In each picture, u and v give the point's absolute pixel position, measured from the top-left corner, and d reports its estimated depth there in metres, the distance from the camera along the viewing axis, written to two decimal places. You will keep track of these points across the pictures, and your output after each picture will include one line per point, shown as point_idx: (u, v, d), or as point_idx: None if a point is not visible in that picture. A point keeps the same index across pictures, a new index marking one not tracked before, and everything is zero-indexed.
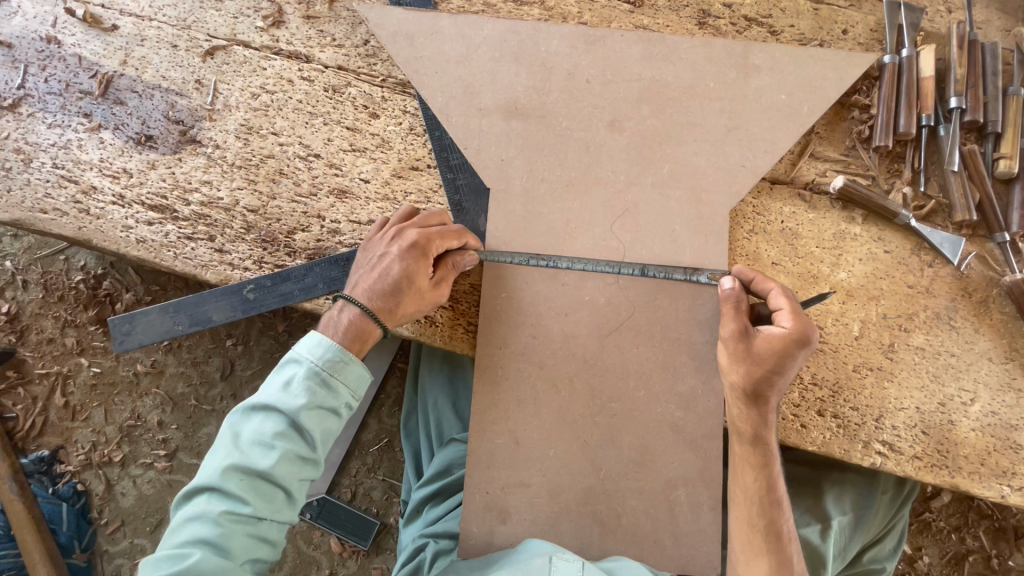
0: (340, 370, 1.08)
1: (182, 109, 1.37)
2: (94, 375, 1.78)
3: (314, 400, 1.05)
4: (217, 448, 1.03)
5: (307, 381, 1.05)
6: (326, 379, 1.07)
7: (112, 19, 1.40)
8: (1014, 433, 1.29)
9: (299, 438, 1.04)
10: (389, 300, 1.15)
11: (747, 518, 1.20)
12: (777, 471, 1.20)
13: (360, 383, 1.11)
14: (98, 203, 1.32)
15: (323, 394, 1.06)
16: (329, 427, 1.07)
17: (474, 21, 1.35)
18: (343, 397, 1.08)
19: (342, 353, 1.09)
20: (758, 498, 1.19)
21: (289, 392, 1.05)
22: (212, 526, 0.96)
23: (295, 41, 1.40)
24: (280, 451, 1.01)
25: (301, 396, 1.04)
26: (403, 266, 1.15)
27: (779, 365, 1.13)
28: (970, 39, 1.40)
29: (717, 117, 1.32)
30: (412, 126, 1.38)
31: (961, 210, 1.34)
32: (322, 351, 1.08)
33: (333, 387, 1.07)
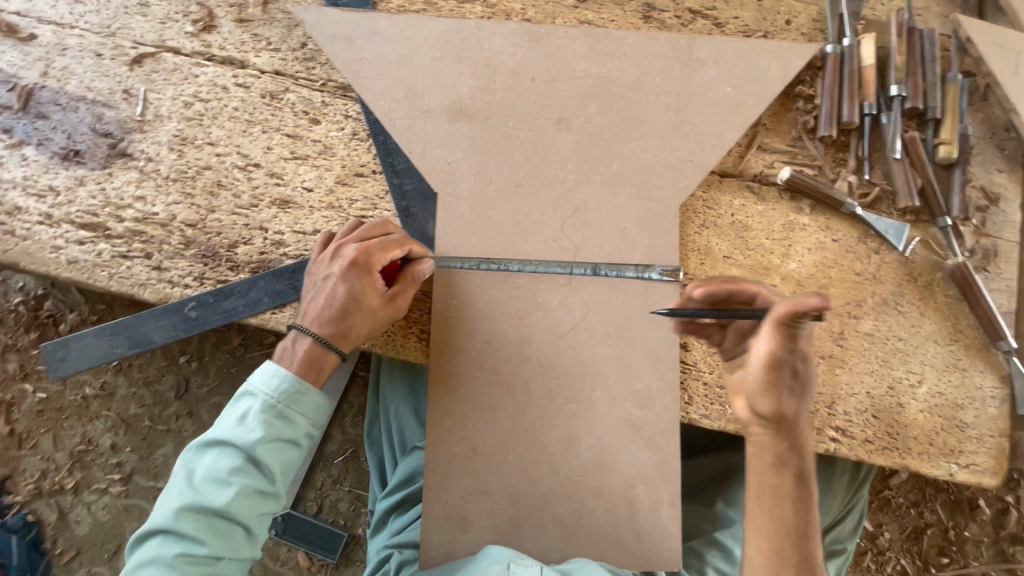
0: (298, 401, 1.06)
1: (111, 121, 1.30)
2: (40, 401, 1.70)
3: (271, 433, 1.02)
4: (171, 488, 1.00)
5: (262, 414, 1.03)
6: (283, 410, 1.05)
7: (30, 28, 1.32)
8: (959, 412, 1.33)
9: (257, 474, 1.01)
10: (340, 324, 1.12)
11: None
12: None
13: (320, 411, 1.09)
14: (23, 224, 1.25)
15: (280, 426, 1.04)
16: (288, 459, 1.04)
17: (415, 21, 1.32)
18: (301, 427, 1.06)
19: (298, 382, 1.07)
20: None
21: (245, 426, 1.02)
22: (167, 570, 0.93)
23: (229, 46, 1.35)
24: (237, 488, 0.98)
25: (257, 429, 1.02)
26: (348, 286, 1.12)
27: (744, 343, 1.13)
28: (909, 27, 1.42)
29: (663, 113, 1.31)
30: (355, 131, 1.34)
31: (903, 196, 1.37)
32: (277, 381, 1.06)
33: (291, 419, 1.05)
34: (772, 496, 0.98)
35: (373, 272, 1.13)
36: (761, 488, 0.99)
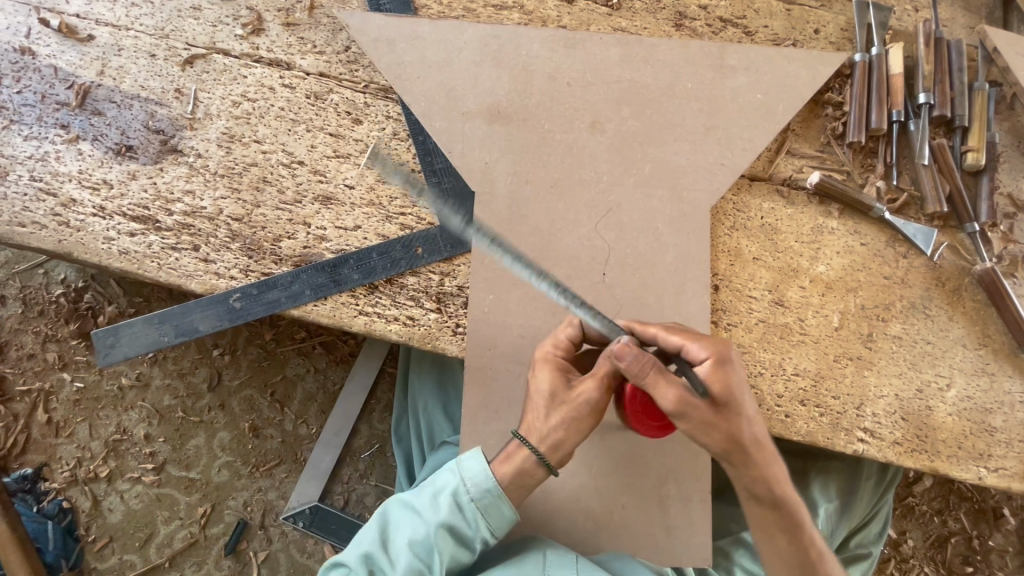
0: (487, 510, 1.12)
1: (163, 119, 1.36)
2: (78, 391, 1.75)
3: (452, 526, 1.11)
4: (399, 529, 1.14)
5: (450, 499, 1.12)
6: (464, 501, 1.12)
7: (88, 29, 1.38)
8: (988, 416, 1.34)
9: (428, 560, 1.10)
10: None
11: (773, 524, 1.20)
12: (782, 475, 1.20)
13: (500, 524, 1.13)
14: (78, 215, 1.30)
15: (460, 512, 1.12)
16: (457, 557, 1.13)
17: (455, 26, 1.36)
18: (473, 511, 1.12)
19: (497, 492, 1.12)
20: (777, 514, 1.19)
21: (429, 502, 1.14)
22: None
23: (276, 48, 1.40)
24: (411, 564, 1.09)
25: (442, 510, 1.12)
26: (551, 366, 1.17)
27: (728, 399, 1.10)
28: (936, 36, 1.45)
29: (696, 117, 1.35)
30: (395, 132, 1.38)
31: (932, 202, 1.39)
32: (470, 475, 1.13)
33: (473, 520, 1.12)
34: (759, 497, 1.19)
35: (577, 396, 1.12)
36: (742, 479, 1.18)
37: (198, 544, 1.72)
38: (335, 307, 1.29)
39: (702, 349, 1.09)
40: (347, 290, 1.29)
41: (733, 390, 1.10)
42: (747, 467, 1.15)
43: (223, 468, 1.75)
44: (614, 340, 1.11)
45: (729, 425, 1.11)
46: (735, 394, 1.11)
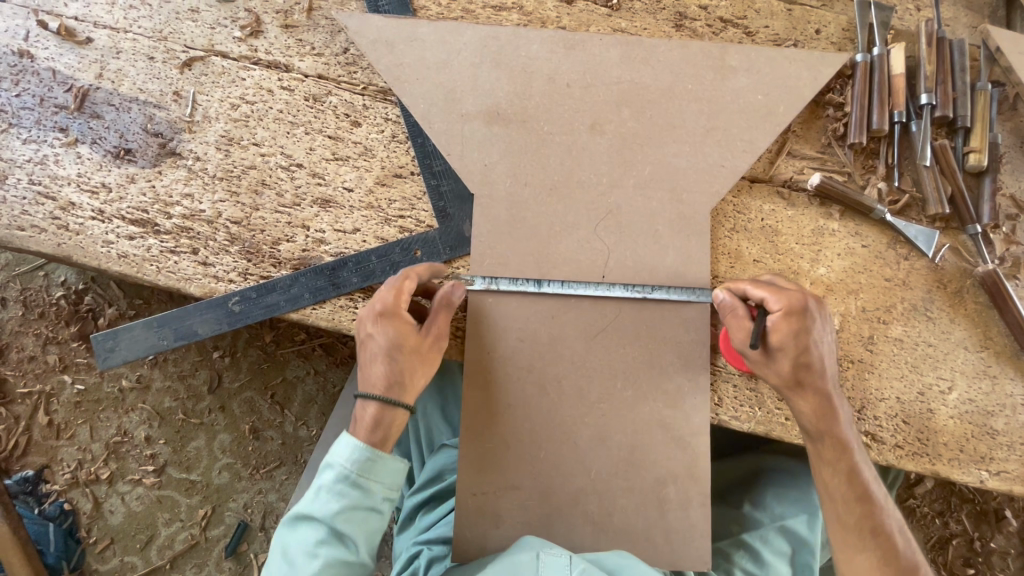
0: (371, 469, 1.11)
1: (161, 122, 1.35)
2: (78, 393, 1.75)
3: (349, 504, 1.09)
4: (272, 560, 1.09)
5: (338, 486, 1.09)
6: (357, 480, 1.10)
7: (86, 31, 1.38)
8: (990, 419, 1.33)
9: (342, 545, 1.07)
10: (396, 375, 1.17)
11: (841, 519, 1.20)
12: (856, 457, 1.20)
13: (393, 475, 1.14)
14: (77, 219, 1.30)
15: (357, 495, 1.10)
16: (369, 526, 1.10)
17: (454, 27, 1.35)
18: (377, 493, 1.12)
19: (369, 450, 1.12)
20: (844, 497, 1.20)
21: (321, 500, 1.09)
22: None
23: (274, 50, 1.39)
24: (325, 559, 1.04)
25: (334, 502, 1.09)
26: (509, 349, 1.28)
27: (801, 345, 1.14)
28: (939, 36, 1.44)
29: (697, 118, 1.34)
30: (394, 134, 1.38)
31: (934, 203, 1.38)
32: (350, 454, 1.11)
33: (366, 487, 1.11)
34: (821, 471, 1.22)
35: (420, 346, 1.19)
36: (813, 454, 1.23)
37: (199, 546, 1.73)
38: (334, 310, 1.29)
39: (779, 304, 1.14)
40: (346, 293, 1.29)
41: (806, 337, 1.14)
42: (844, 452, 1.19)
43: (224, 470, 1.75)
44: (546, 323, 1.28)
45: (795, 369, 1.16)
46: (808, 340, 1.15)
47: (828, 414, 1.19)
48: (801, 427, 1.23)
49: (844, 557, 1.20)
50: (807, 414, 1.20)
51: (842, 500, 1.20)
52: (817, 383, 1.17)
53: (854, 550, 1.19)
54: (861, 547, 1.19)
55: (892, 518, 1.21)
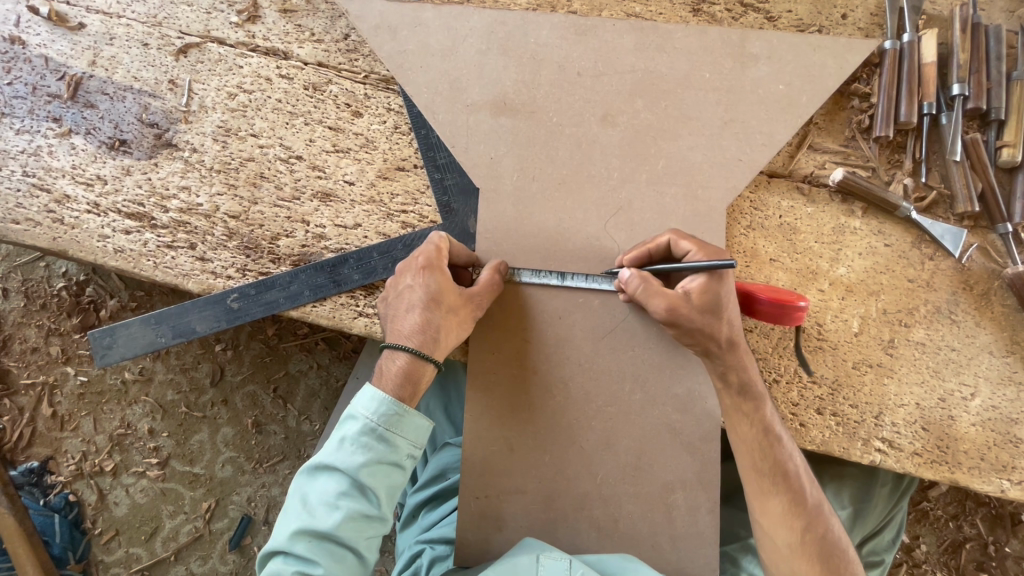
0: (398, 424, 1.06)
1: (156, 112, 1.31)
2: (82, 384, 1.74)
3: (375, 457, 1.04)
4: (288, 510, 1.04)
5: (364, 438, 1.04)
6: (383, 433, 1.05)
7: (79, 17, 1.33)
8: (1014, 427, 1.28)
9: (364, 498, 1.03)
10: (428, 329, 1.12)
11: (760, 489, 1.18)
12: (776, 434, 1.18)
13: (419, 432, 1.10)
14: (72, 212, 1.27)
15: (382, 449, 1.05)
16: (393, 482, 1.06)
17: (460, 12, 1.29)
18: (403, 449, 1.07)
19: (397, 405, 1.07)
20: (764, 469, 1.17)
21: (345, 451, 1.04)
22: None
23: (272, 36, 1.34)
24: (347, 512, 1.01)
25: (358, 453, 1.03)
26: (528, 341, 1.24)
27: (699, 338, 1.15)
28: (974, 22, 1.35)
29: (713, 110, 1.27)
30: (396, 125, 1.33)
31: (963, 201, 1.31)
32: (378, 406, 1.06)
33: (392, 442, 1.06)
34: (743, 448, 1.19)
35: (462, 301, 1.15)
36: (737, 434, 1.20)
37: (203, 538, 1.73)
38: (335, 308, 1.25)
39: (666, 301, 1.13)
40: (347, 290, 1.25)
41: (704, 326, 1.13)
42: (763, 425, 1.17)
43: (227, 464, 1.75)
44: (582, 298, 1.25)
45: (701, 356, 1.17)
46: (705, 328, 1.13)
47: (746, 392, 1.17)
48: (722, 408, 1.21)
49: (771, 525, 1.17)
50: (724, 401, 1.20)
51: (765, 475, 1.17)
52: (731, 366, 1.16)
53: (778, 519, 1.17)
54: (780, 514, 1.17)
55: (810, 489, 1.19)
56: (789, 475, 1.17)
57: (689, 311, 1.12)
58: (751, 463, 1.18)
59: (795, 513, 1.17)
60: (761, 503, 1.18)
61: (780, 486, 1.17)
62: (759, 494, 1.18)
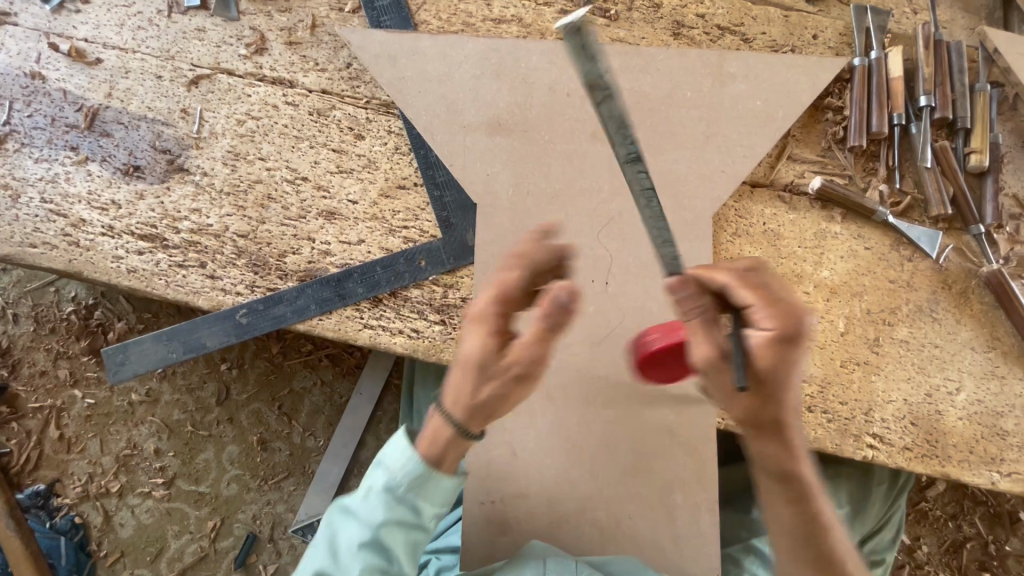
0: (422, 489, 1.06)
1: (169, 139, 1.38)
2: (89, 407, 1.77)
3: (396, 518, 1.05)
4: (312, 547, 1.09)
5: (388, 498, 1.05)
6: (406, 496, 1.05)
7: (96, 52, 1.42)
8: (1000, 419, 1.32)
9: (384, 555, 1.06)
10: (473, 399, 1.00)
11: (801, 569, 0.95)
12: (818, 503, 0.95)
13: (443, 495, 1.08)
14: (87, 235, 1.32)
15: (403, 510, 1.06)
16: (413, 539, 1.08)
17: (455, 41, 1.38)
18: (425, 510, 1.07)
19: (423, 471, 1.05)
20: (800, 542, 0.95)
21: (372, 505, 1.06)
22: None
23: (279, 67, 1.42)
24: (366, 565, 1.04)
25: (381, 512, 1.05)
26: None
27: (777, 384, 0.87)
28: (936, 39, 1.45)
29: (695, 125, 1.35)
30: (397, 146, 1.40)
31: (936, 204, 1.38)
32: (405, 466, 1.05)
33: (415, 504, 1.06)
34: (777, 513, 0.97)
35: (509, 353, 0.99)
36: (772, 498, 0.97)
37: (209, 558, 1.73)
38: (340, 321, 1.30)
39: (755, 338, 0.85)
40: (352, 304, 1.30)
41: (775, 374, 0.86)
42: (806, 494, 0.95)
43: (233, 482, 1.76)
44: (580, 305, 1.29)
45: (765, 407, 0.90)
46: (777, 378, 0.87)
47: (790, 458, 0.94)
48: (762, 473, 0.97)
49: None
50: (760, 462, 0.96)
51: (796, 550, 0.95)
52: (784, 422, 0.92)
53: None
54: None
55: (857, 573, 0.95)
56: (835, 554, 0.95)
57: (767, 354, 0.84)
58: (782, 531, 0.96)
59: None
60: None
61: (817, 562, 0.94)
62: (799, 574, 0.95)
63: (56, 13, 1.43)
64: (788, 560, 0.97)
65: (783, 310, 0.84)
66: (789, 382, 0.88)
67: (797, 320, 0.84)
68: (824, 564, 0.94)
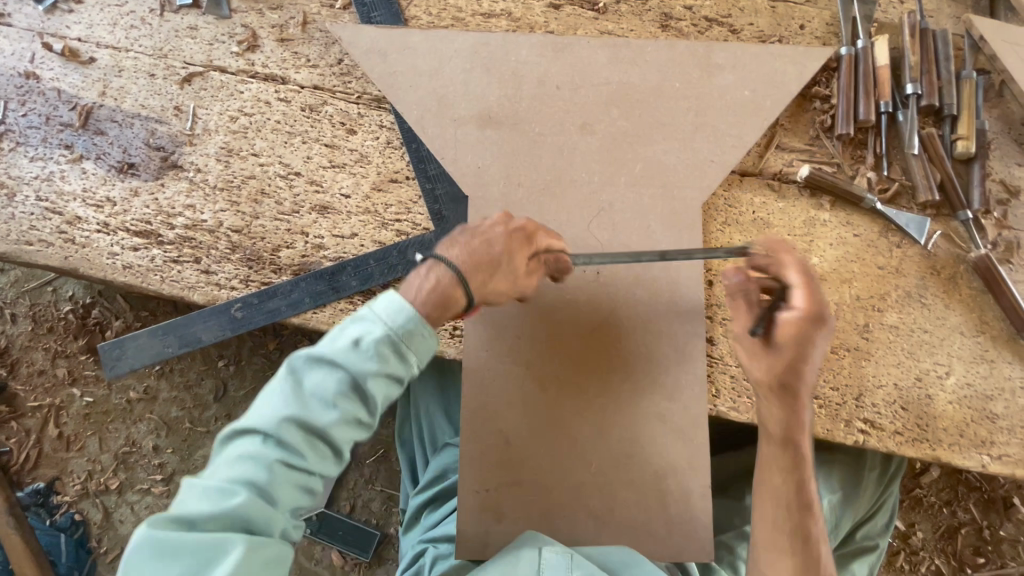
0: (413, 337, 0.96)
1: (163, 136, 1.39)
2: (87, 405, 1.78)
3: (385, 372, 0.93)
4: (270, 392, 0.90)
5: (377, 345, 0.93)
6: (399, 347, 0.95)
7: (89, 51, 1.43)
8: (989, 403, 1.33)
9: (362, 401, 0.92)
10: (482, 272, 1.09)
11: (774, 521, 1.06)
12: (807, 475, 1.09)
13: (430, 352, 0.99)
14: (82, 232, 1.34)
15: (394, 361, 0.94)
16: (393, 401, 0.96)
17: (445, 35, 1.39)
18: (414, 366, 0.97)
19: (418, 321, 0.97)
20: (787, 503, 1.07)
21: (359, 353, 0.93)
22: (264, 474, 0.85)
23: (271, 63, 1.43)
24: (344, 414, 0.90)
25: (369, 359, 0.92)
26: (519, 336, 1.30)
27: (801, 352, 1.06)
28: (921, 27, 1.46)
29: (684, 115, 1.36)
30: (389, 140, 1.41)
31: (923, 191, 1.39)
32: (398, 318, 0.96)
33: (405, 356, 0.96)
34: (770, 477, 1.10)
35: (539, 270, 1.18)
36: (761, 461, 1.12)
37: None
38: (334, 314, 1.31)
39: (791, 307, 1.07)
40: (345, 296, 1.32)
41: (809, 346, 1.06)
42: (797, 461, 1.09)
43: None
44: (573, 294, 1.31)
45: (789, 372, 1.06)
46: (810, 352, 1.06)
47: (795, 422, 1.08)
48: (767, 434, 1.12)
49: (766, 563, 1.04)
50: (764, 419, 1.12)
51: (782, 517, 1.06)
52: (798, 388, 1.07)
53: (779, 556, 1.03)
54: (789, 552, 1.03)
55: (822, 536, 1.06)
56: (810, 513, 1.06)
57: (795, 326, 1.05)
58: (767, 482, 1.09)
59: None
60: (769, 538, 1.05)
61: (793, 525, 1.05)
62: (771, 529, 1.06)
63: (49, 13, 1.45)
64: (762, 521, 1.08)
65: (816, 298, 1.07)
66: (814, 362, 1.06)
67: (816, 315, 1.06)
68: (800, 541, 1.04)
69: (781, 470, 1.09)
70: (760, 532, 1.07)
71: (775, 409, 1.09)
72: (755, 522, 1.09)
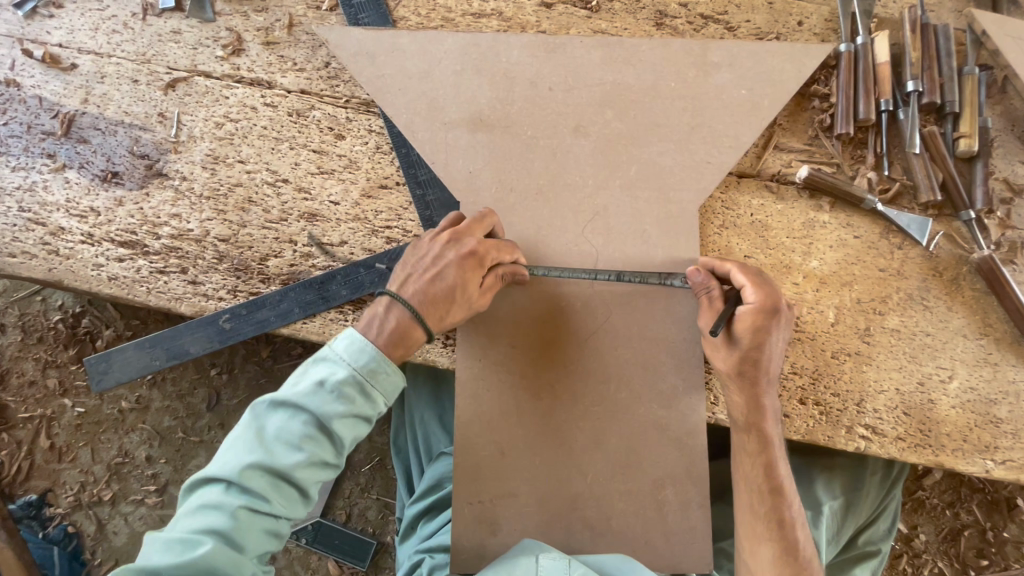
0: (376, 378, 1.03)
1: (147, 144, 1.37)
2: (79, 415, 1.76)
3: (350, 412, 1.00)
4: (240, 439, 0.98)
5: (341, 388, 1.00)
6: (362, 387, 1.02)
7: (71, 58, 1.40)
8: (993, 407, 1.30)
9: (328, 443, 1.00)
10: (436, 305, 1.13)
11: (750, 505, 1.17)
12: (777, 455, 1.18)
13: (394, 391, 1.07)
14: (67, 243, 1.31)
15: (358, 401, 1.01)
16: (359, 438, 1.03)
17: (434, 36, 1.35)
18: (378, 406, 1.04)
19: (381, 362, 1.04)
20: (758, 486, 1.17)
21: (321, 394, 1.00)
22: (229, 519, 0.92)
23: (256, 67, 1.40)
24: (310, 456, 0.98)
25: (333, 402, 0.99)
26: (512, 345, 1.28)
27: (757, 342, 1.16)
28: (923, 22, 1.42)
29: (679, 116, 1.33)
30: (378, 145, 1.38)
31: (925, 191, 1.36)
32: (361, 359, 1.03)
33: (369, 395, 1.03)
34: (739, 461, 1.21)
35: (497, 286, 1.21)
36: (738, 449, 1.21)
37: None
38: (324, 325, 1.29)
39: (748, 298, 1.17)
40: (335, 306, 1.29)
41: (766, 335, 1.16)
42: (763, 447, 1.18)
43: None
44: (566, 303, 1.28)
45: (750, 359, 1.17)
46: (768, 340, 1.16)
47: (756, 407, 1.18)
48: (734, 422, 1.23)
49: (748, 546, 1.15)
50: (732, 411, 1.22)
51: (754, 492, 1.17)
52: (755, 376, 1.17)
53: (761, 539, 1.14)
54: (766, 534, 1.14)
55: (799, 515, 1.16)
56: (779, 493, 1.16)
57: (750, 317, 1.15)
58: (740, 467, 1.20)
59: (788, 564, 1.10)
60: (749, 524, 1.17)
61: (768, 508, 1.15)
62: (749, 511, 1.17)
63: (29, 19, 1.42)
64: (742, 509, 1.19)
65: (767, 290, 1.17)
66: (771, 346, 1.17)
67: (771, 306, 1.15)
68: (775, 524, 1.14)
69: (752, 455, 1.18)
70: (740, 517, 1.19)
71: (738, 396, 1.20)
72: (737, 509, 1.20)
